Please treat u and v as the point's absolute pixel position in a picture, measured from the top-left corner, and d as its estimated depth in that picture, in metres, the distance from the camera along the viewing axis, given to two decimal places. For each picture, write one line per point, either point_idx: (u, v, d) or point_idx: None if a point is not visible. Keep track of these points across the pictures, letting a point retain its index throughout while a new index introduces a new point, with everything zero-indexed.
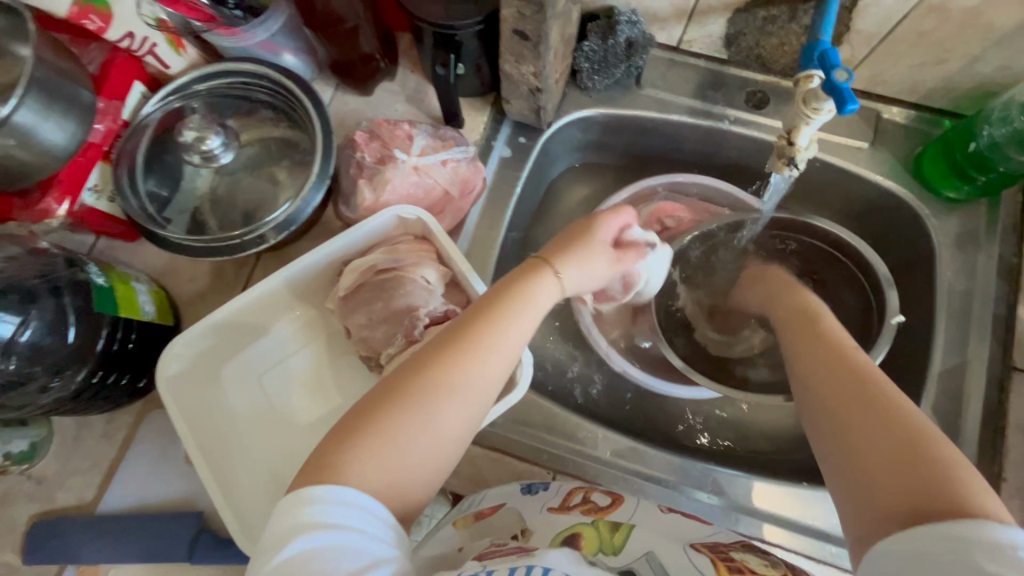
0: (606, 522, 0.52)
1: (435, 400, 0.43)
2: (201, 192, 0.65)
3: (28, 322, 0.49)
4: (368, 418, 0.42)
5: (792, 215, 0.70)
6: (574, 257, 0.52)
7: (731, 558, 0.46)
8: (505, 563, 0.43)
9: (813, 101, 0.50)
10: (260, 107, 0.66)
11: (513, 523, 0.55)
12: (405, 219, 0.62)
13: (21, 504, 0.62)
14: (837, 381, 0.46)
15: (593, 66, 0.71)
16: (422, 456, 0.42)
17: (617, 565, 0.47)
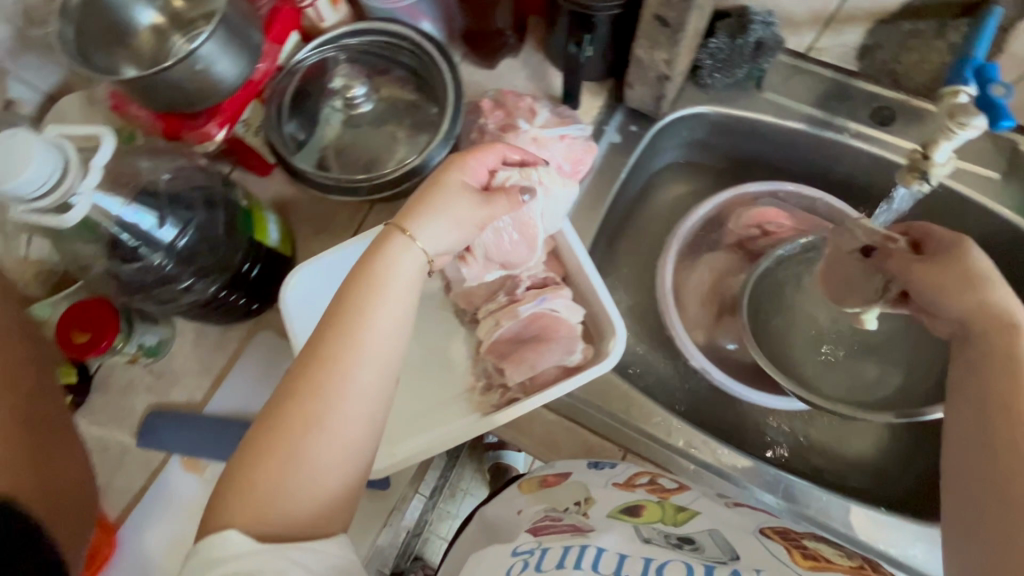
0: (671, 502, 0.52)
1: (325, 385, 0.43)
2: (330, 139, 0.71)
3: (186, 230, 0.56)
4: (272, 420, 0.42)
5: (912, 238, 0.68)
6: (426, 218, 0.49)
7: (804, 546, 0.45)
8: (559, 542, 0.46)
9: (962, 115, 0.50)
10: (395, 67, 0.71)
11: (577, 492, 0.56)
12: None
13: (141, 394, 0.69)
14: (992, 429, 0.41)
15: (716, 63, 0.71)
16: (322, 448, 0.42)
17: (678, 532, 0.47)
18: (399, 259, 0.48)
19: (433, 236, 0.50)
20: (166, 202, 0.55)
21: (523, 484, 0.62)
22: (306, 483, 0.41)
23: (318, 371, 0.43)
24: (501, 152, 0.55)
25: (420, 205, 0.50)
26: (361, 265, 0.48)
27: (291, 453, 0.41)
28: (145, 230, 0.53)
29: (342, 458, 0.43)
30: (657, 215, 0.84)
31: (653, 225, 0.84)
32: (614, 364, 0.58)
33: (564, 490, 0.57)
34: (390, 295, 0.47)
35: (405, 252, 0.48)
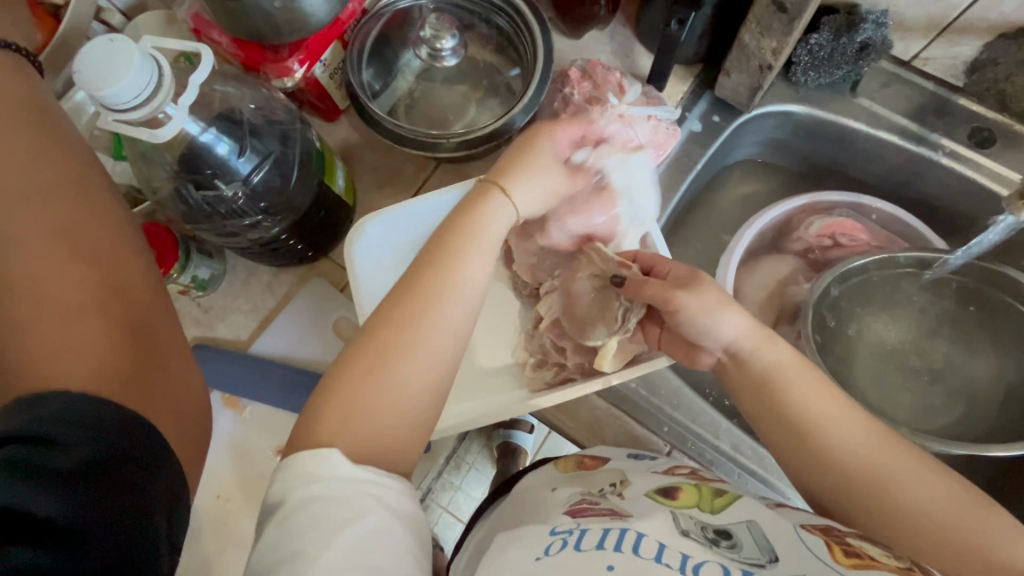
0: (709, 487, 0.45)
1: (417, 317, 0.45)
2: (403, 91, 0.69)
3: (261, 166, 0.55)
4: (366, 350, 0.44)
5: (990, 266, 0.68)
6: (521, 174, 0.51)
7: (848, 542, 0.37)
8: (599, 523, 0.40)
9: None
10: (479, 23, 0.69)
11: (613, 475, 0.50)
12: None
13: (187, 325, 0.69)
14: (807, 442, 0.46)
15: (813, 61, 0.67)
16: (413, 374, 0.44)
17: (714, 523, 0.40)
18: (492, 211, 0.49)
19: (525, 196, 0.51)
20: (248, 133, 0.54)
21: (558, 462, 0.57)
22: (395, 408, 0.43)
23: (414, 303, 0.45)
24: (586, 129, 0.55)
25: (511, 161, 0.51)
26: (456, 212, 0.49)
27: (386, 376, 0.43)
28: (221, 156, 0.53)
29: (426, 389, 0.44)
30: (721, 213, 0.82)
31: (715, 222, 0.82)
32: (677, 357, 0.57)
33: (599, 475, 0.51)
34: (487, 245, 0.48)
35: (499, 209, 0.49)
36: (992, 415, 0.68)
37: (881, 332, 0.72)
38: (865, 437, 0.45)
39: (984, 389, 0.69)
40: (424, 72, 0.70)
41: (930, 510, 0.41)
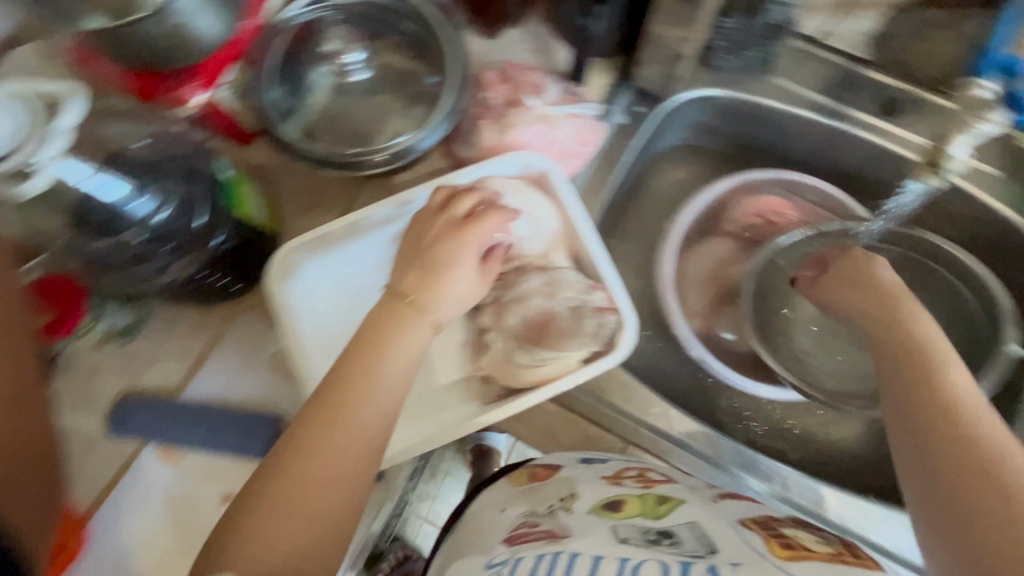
0: (653, 495, 0.47)
1: (328, 428, 0.45)
2: (317, 108, 0.66)
3: (164, 205, 0.51)
4: (281, 464, 0.45)
5: (914, 232, 0.71)
6: (422, 276, 0.50)
7: (782, 534, 0.41)
8: (532, 551, 0.41)
9: (983, 110, 0.50)
10: (391, 32, 0.66)
11: (563, 487, 0.52)
12: (528, 169, 0.60)
13: (111, 377, 0.64)
14: (921, 405, 0.47)
15: (728, 45, 0.68)
16: (319, 485, 0.44)
17: (657, 526, 0.43)
18: (405, 320, 0.49)
19: (438, 301, 0.50)
20: (144, 173, 0.50)
21: (513, 475, 0.57)
22: (304, 519, 0.43)
23: (328, 413, 0.46)
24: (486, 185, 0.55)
25: (430, 260, 0.50)
26: (374, 317, 0.50)
27: (292, 491, 0.43)
28: (114, 201, 0.49)
29: (336, 498, 0.44)
30: (656, 201, 0.83)
31: (653, 210, 0.82)
32: (624, 356, 0.55)
33: (548, 487, 0.52)
34: (400, 349, 0.48)
35: (411, 318, 0.49)
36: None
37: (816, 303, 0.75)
38: (1004, 437, 0.45)
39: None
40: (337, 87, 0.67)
41: (1008, 498, 0.41)
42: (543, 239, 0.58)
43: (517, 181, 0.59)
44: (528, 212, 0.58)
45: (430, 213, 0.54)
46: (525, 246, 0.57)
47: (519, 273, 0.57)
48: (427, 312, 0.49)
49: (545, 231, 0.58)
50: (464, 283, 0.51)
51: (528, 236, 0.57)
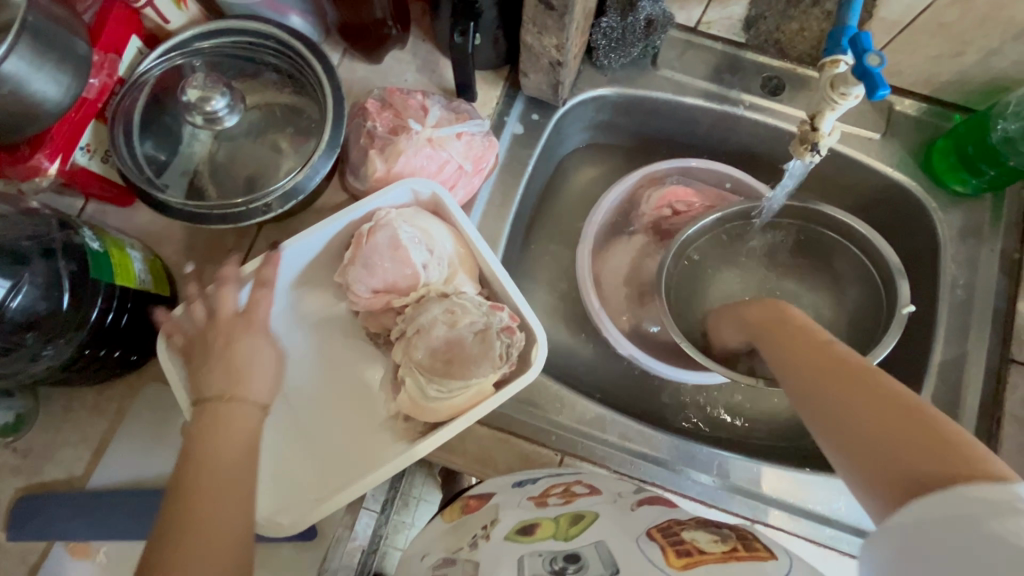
0: (568, 515, 0.47)
1: (184, 545, 0.40)
2: (200, 157, 0.61)
3: (18, 287, 0.48)
4: None
5: (802, 203, 0.71)
6: (232, 369, 0.48)
7: (679, 540, 0.40)
8: None
9: (842, 85, 0.50)
10: (266, 69, 0.63)
11: (486, 514, 0.51)
12: (418, 194, 0.59)
13: (6, 478, 0.59)
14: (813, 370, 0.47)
15: (610, 44, 0.69)
16: None
17: (565, 550, 0.43)
18: (230, 413, 0.46)
19: (259, 383, 0.49)
20: None
21: (445, 513, 0.56)
22: None
23: (181, 530, 0.41)
24: (387, 224, 0.55)
25: (233, 358, 0.49)
26: (195, 427, 0.46)
27: None
28: None
29: None
30: (570, 202, 0.83)
31: (569, 212, 0.82)
32: (538, 370, 0.55)
33: (475, 517, 0.52)
34: (238, 437, 0.46)
35: (243, 406, 0.47)
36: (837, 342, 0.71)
37: (731, 283, 0.76)
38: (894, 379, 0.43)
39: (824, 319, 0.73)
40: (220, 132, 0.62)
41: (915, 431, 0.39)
42: (446, 265, 0.57)
43: (409, 209, 0.57)
44: (426, 240, 0.56)
45: (205, 323, 0.51)
46: (425, 273, 0.56)
47: (422, 303, 0.56)
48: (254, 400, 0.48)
49: (447, 255, 0.57)
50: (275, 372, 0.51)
51: (428, 263, 0.56)
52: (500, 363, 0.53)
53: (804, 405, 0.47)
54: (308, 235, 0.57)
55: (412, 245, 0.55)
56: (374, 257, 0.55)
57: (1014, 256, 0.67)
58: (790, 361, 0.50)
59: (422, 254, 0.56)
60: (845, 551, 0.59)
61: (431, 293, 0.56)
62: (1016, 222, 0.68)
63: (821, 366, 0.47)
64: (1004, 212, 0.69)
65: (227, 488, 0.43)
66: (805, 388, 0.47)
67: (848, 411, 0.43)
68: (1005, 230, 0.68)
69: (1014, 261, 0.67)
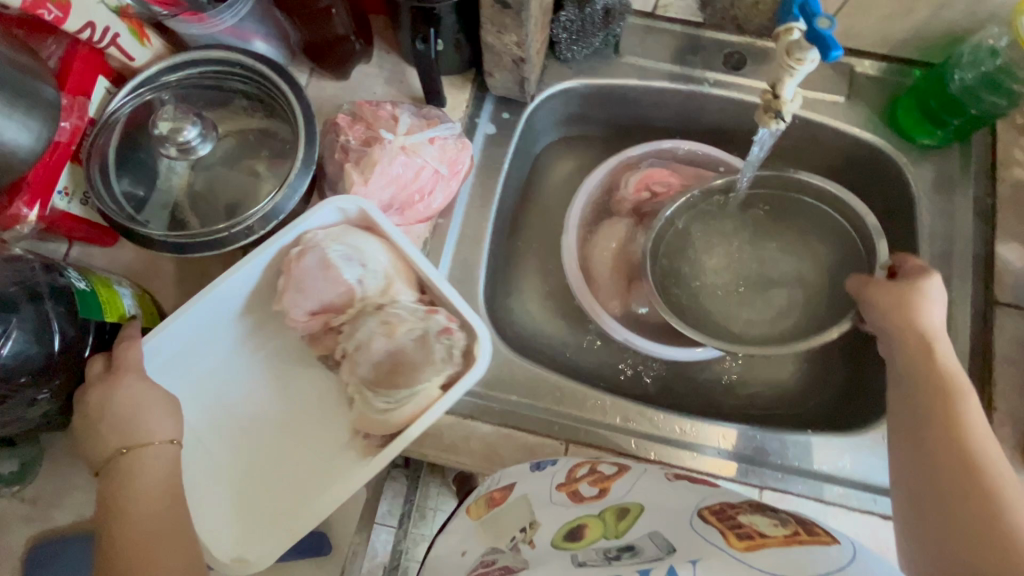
0: (612, 510, 0.47)
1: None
2: (179, 189, 0.62)
3: (8, 334, 0.47)
4: None
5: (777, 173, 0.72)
6: (129, 422, 0.50)
7: (738, 523, 0.40)
8: None
9: (797, 51, 0.50)
10: (235, 96, 0.64)
11: (522, 514, 0.51)
12: (346, 212, 0.58)
13: (17, 527, 0.59)
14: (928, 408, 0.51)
15: (571, 36, 0.71)
16: None
17: (619, 544, 0.42)
18: (138, 463, 0.49)
19: (153, 428, 0.51)
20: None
21: (468, 510, 0.57)
22: None
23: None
24: (313, 247, 0.55)
25: (116, 409, 0.50)
26: (107, 471, 0.49)
27: None
28: None
29: None
30: (550, 196, 0.84)
31: (550, 206, 0.83)
32: (488, 360, 0.56)
33: (510, 513, 0.52)
34: (150, 485, 0.48)
35: (152, 453, 0.50)
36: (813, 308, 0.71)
37: (716, 258, 0.77)
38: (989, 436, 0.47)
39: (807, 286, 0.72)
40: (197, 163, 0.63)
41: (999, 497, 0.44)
42: (383, 275, 0.56)
43: (336, 228, 0.57)
44: (357, 255, 0.55)
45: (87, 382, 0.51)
46: (362, 288, 0.55)
47: (358, 318, 0.56)
48: (150, 445, 0.50)
49: (380, 267, 0.56)
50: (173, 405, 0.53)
51: (362, 279, 0.55)
52: (447, 365, 0.54)
53: (910, 424, 0.51)
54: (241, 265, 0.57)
55: (344, 262, 0.55)
56: (305, 279, 0.55)
57: (988, 202, 0.68)
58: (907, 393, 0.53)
59: (356, 269, 0.55)
60: (855, 508, 0.60)
61: (370, 307, 0.55)
62: (986, 169, 0.70)
63: (949, 415, 0.49)
64: (973, 160, 0.70)
65: (154, 530, 0.47)
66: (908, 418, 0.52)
67: (915, 437, 0.50)
68: (976, 177, 0.70)
69: (988, 206, 0.68)
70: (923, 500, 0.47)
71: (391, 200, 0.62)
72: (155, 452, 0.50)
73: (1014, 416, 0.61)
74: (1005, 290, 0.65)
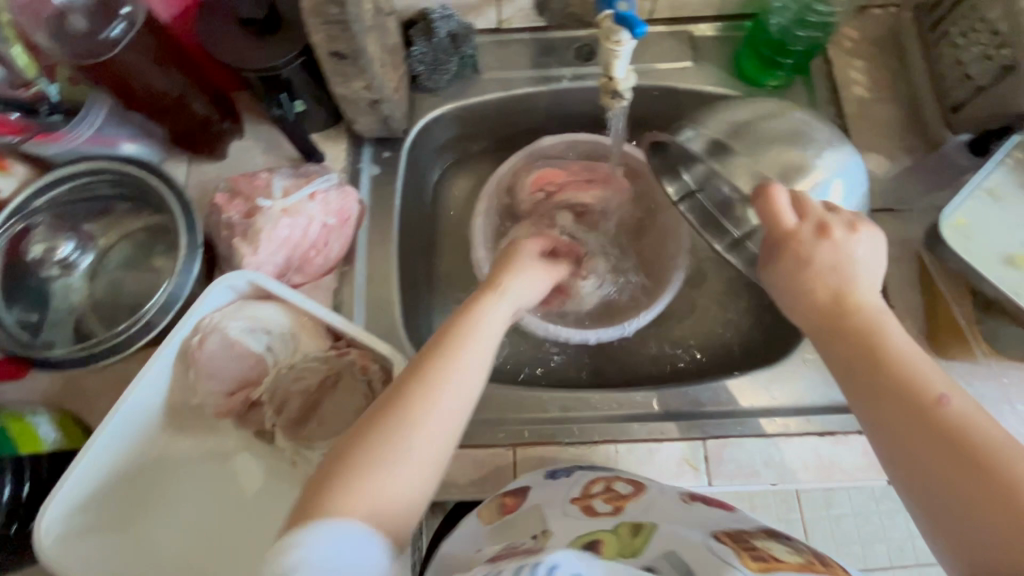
0: (626, 524, 0.48)
1: (387, 450, 0.43)
2: (77, 302, 0.64)
3: None
4: (335, 469, 0.43)
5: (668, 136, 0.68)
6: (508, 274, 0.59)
7: (755, 547, 0.43)
8: (511, 565, 0.40)
9: (612, 36, 0.55)
10: (113, 202, 0.66)
11: (534, 523, 0.50)
12: (237, 288, 0.59)
13: None
14: (876, 387, 0.43)
15: (428, 68, 0.75)
16: (401, 472, 0.43)
17: (638, 565, 0.43)
18: (483, 308, 0.53)
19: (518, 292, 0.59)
20: None
21: (480, 512, 0.55)
22: (386, 498, 0.42)
23: (379, 449, 0.43)
24: (217, 332, 0.57)
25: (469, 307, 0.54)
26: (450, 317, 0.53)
27: (365, 501, 0.41)
28: None
29: (423, 479, 0.44)
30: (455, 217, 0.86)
31: (458, 227, 0.85)
32: None
33: (519, 522, 0.51)
34: (475, 352, 0.49)
35: (495, 306, 0.55)
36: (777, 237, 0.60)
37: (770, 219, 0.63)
38: (953, 393, 0.41)
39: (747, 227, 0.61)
40: (91, 271, 0.66)
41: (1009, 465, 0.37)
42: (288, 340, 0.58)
43: (232, 307, 0.58)
44: (259, 327, 0.58)
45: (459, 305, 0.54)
46: (271, 354, 0.57)
47: (276, 384, 0.57)
48: (507, 297, 0.57)
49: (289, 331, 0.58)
50: (524, 275, 0.61)
51: (270, 344, 0.57)
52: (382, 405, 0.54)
53: (863, 411, 0.44)
54: (145, 373, 0.55)
55: (248, 336, 0.57)
56: (213, 364, 0.57)
57: (839, 122, 0.74)
58: (847, 375, 0.45)
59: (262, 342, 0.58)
60: (796, 433, 0.62)
61: (282, 371, 0.57)
62: (830, 94, 0.75)
63: (904, 386, 0.42)
64: (817, 90, 0.75)
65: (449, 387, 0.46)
66: (861, 403, 0.44)
67: (886, 427, 0.42)
68: (823, 104, 0.75)
69: (840, 125, 0.74)
70: (935, 495, 0.39)
71: (285, 262, 0.64)
72: (497, 316, 0.54)
73: (913, 308, 0.64)
74: (874, 198, 0.69)
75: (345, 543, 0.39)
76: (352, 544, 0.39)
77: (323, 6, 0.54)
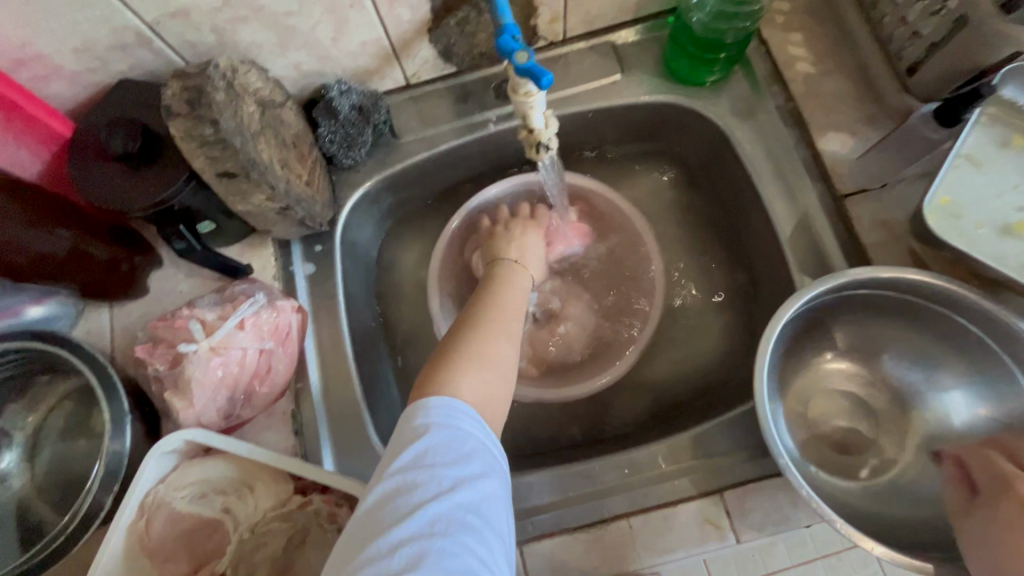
0: None
1: (489, 335, 0.52)
2: (20, 494, 0.59)
3: None
4: (468, 346, 0.50)
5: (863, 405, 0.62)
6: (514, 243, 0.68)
7: None
8: None
9: (519, 88, 0.50)
10: (31, 375, 0.60)
11: None
12: (176, 450, 0.53)
13: None
14: None
15: (341, 145, 0.68)
16: (498, 357, 0.50)
17: None
18: (516, 271, 0.64)
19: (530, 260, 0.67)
20: None
21: None
22: (492, 389, 0.47)
23: (481, 336, 0.51)
24: (164, 509, 0.51)
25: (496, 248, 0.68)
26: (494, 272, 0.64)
27: (491, 356, 0.50)
28: None
29: (510, 372, 0.50)
30: (412, 289, 0.80)
31: (418, 299, 0.79)
32: None
33: None
34: (517, 296, 0.60)
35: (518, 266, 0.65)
36: (880, 507, 0.58)
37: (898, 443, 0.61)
38: None
39: (829, 387, 0.66)
40: (30, 455, 0.60)
41: None
42: (246, 496, 0.53)
43: (176, 474, 0.52)
44: (211, 489, 0.53)
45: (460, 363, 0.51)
46: (230, 516, 0.52)
47: (241, 551, 0.51)
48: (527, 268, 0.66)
49: (243, 484, 0.54)
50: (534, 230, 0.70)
51: (226, 505, 0.53)
52: None
53: None
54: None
55: (201, 502, 0.52)
56: (166, 546, 0.51)
57: (791, 106, 0.68)
58: None
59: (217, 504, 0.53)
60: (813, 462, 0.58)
61: (244, 534, 0.52)
62: (773, 77, 0.69)
63: None
64: (758, 76, 0.69)
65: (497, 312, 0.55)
66: None
67: None
68: (768, 90, 0.69)
69: (792, 109, 0.67)
70: None
71: (228, 403, 0.58)
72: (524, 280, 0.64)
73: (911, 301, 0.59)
74: (845, 182, 0.63)
75: (463, 407, 0.43)
76: (467, 412, 0.43)
77: (195, 126, 0.50)
